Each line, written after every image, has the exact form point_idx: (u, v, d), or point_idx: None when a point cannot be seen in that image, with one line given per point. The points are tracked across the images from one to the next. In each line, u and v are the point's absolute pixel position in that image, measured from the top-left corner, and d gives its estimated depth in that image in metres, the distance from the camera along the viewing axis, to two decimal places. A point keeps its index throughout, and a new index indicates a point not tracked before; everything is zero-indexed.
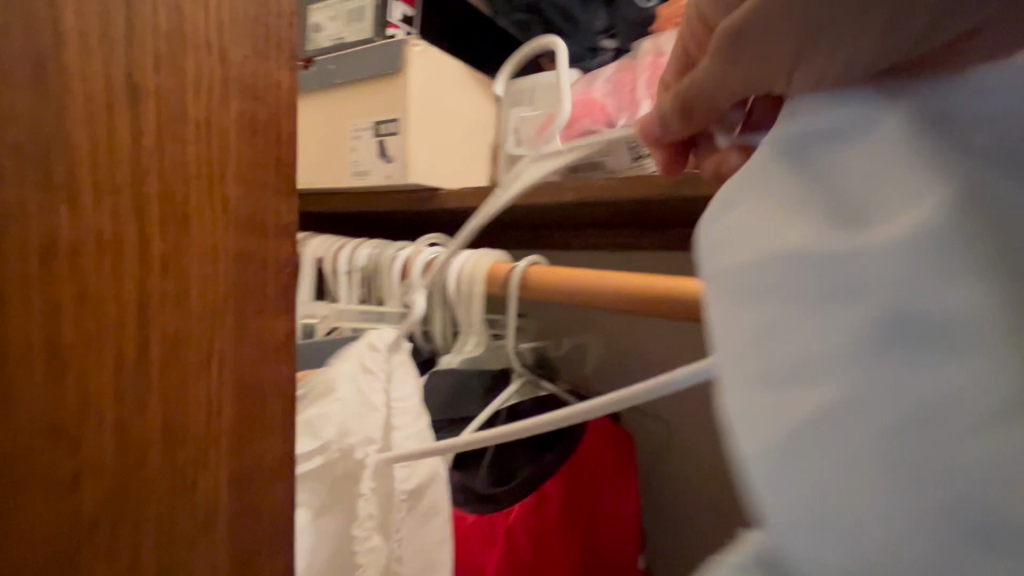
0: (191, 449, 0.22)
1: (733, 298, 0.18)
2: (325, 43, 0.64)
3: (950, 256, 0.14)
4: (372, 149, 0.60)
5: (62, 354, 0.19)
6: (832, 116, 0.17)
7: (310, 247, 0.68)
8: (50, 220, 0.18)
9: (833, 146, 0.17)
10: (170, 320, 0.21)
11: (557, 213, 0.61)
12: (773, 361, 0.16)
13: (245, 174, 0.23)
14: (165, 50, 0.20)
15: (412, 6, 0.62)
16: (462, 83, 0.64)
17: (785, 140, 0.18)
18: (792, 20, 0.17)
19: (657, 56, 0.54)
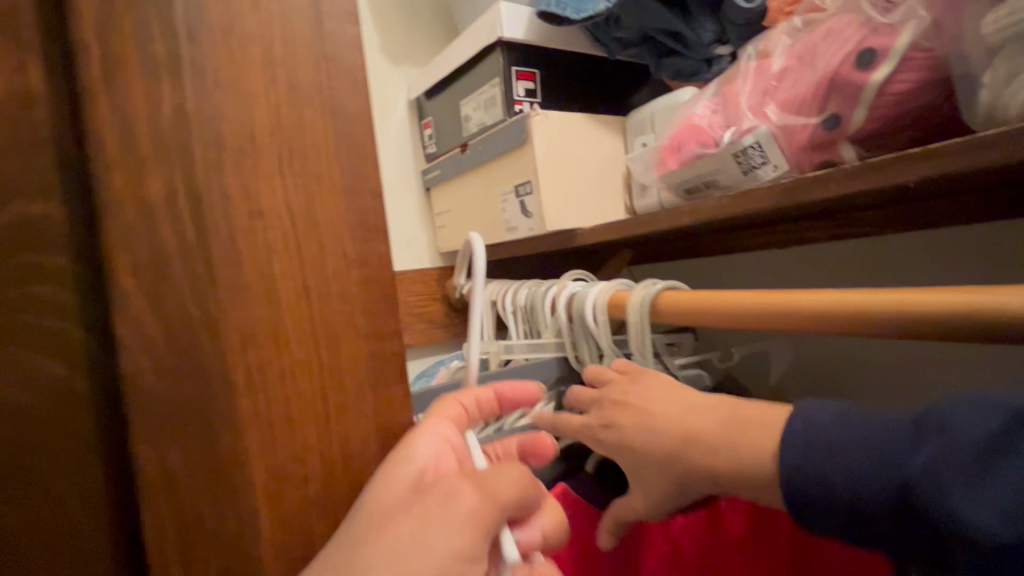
0: (280, 499, 0.25)
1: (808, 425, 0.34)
2: (473, 129, 0.79)
3: (953, 483, 0.27)
4: (517, 209, 0.72)
5: (263, 388, 0.25)
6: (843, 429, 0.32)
7: (487, 292, 0.84)
8: (177, 289, 0.23)
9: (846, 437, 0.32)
10: (256, 373, 0.24)
11: (695, 228, 0.63)
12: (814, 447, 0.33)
13: (260, 246, 0.24)
14: (294, 190, 0.25)
15: (533, 79, 0.72)
16: (586, 130, 0.71)
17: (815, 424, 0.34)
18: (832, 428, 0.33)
19: (764, 59, 0.53)
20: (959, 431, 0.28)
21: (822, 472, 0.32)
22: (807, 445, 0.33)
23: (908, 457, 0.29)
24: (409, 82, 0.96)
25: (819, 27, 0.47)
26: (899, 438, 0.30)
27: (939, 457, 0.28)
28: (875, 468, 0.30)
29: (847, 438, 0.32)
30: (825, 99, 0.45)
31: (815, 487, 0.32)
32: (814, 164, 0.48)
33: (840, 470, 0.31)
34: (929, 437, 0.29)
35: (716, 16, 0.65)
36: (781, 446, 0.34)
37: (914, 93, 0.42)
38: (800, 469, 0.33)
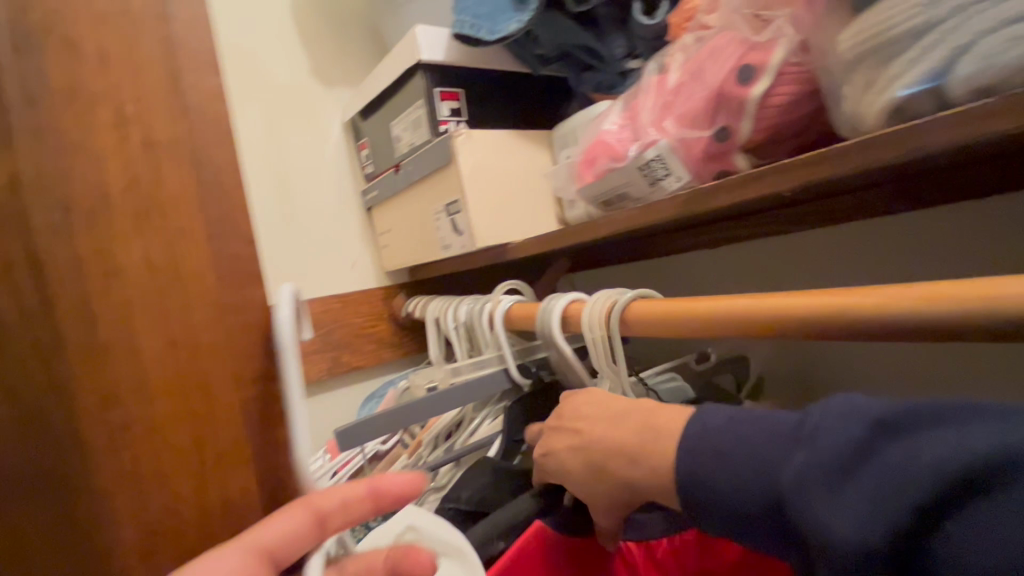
0: (133, 475, 0.29)
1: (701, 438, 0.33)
2: (405, 150, 0.80)
3: (837, 486, 0.26)
4: (449, 227, 0.73)
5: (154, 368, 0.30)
6: (735, 435, 0.31)
7: (430, 309, 0.84)
8: (146, 265, 0.29)
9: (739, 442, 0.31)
10: (118, 355, 0.28)
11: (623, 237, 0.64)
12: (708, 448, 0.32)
13: (144, 236, 0.28)
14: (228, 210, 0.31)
15: (457, 99, 0.73)
16: (511, 145, 0.72)
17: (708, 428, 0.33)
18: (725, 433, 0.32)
19: (663, 74, 0.55)
20: (826, 438, 0.27)
21: (705, 482, 0.32)
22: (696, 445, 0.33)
23: (772, 465, 0.29)
24: (343, 104, 0.96)
25: (706, 44, 0.50)
26: (779, 447, 0.30)
27: (800, 465, 0.28)
28: (745, 478, 0.30)
29: (725, 444, 0.32)
30: (714, 112, 0.48)
31: (697, 490, 0.32)
32: (712, 174, 0.50)
33: (722, 479, 0.31)
34: (793, 448, 0.29)
35: (626, 32, 0.67)
36: (676, 455, 0.33)
37: (791, 105, 0.45)
38: (690, 474, 0.32)
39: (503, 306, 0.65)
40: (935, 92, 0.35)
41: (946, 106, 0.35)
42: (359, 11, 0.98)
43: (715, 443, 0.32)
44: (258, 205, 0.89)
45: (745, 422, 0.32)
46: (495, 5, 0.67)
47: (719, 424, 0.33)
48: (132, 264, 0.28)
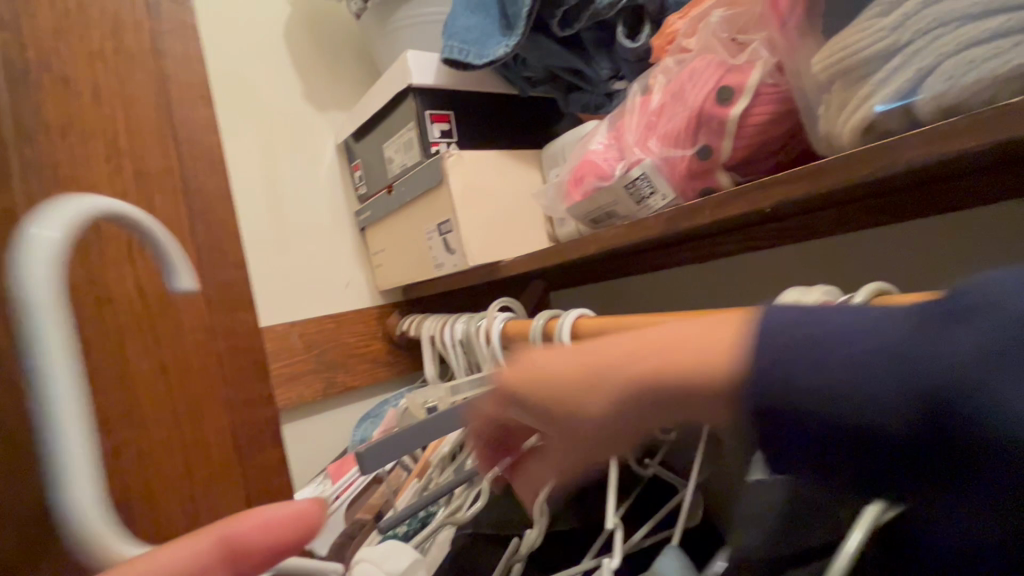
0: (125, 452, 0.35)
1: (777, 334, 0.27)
2: (397, 171, 0.81)
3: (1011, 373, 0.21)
4: (441, 246, 0.74)
5: (178, 366, 0.37)
6: (824, 331, 0.26)
7: (425, 328, 0.84)
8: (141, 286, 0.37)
9: (829, 344, 0.26)
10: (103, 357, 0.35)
11: (617, 253, 0.65)
12: (808, 358, 0.26)
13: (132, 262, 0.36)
14: (199, 239, 0.39)
15: (448, 121, 0.75)
16: (501, 166, 0.74)
17: (785, 329, 0.27)
18: (816, 351, 0.26)
19: (646, 95, 0.57)
20: (956, 333, 0.23)
21: (800, 396, 0.26)
22: (693, 387, 0.28)
23: (912, 370, 0.24)
24: (336, 127, 0.98)
25: (687, 66, 0.51)
26: (881, 333, 0.25)
27: (934, 365, 0.23)
28: (887, 396, 0.24)
29: (834, 353, 0.26)
30: (695, 132, 0.49)
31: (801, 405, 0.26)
32: (696, 191, 0.52)
33: (818, 391, 0.26)
34: (911, 346, 0.24)
35: (610, 55, 0.68)
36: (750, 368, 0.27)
37: (769, 124, 0.46)
38: (774, 393, 0.26)
39: (498, 324, 0.65)
40: (904, 111, 0.37)
41: (916, 124, 0.37)
42: (351, 36, 1.00)
43: (817, 350, 0.26)
44: (252, 227, 0.89)
45: (829, 326, 0.26)
46: (483, 30, 0.69)
47: (797, 317, 0.27)
48: (121, 287, 0.36)
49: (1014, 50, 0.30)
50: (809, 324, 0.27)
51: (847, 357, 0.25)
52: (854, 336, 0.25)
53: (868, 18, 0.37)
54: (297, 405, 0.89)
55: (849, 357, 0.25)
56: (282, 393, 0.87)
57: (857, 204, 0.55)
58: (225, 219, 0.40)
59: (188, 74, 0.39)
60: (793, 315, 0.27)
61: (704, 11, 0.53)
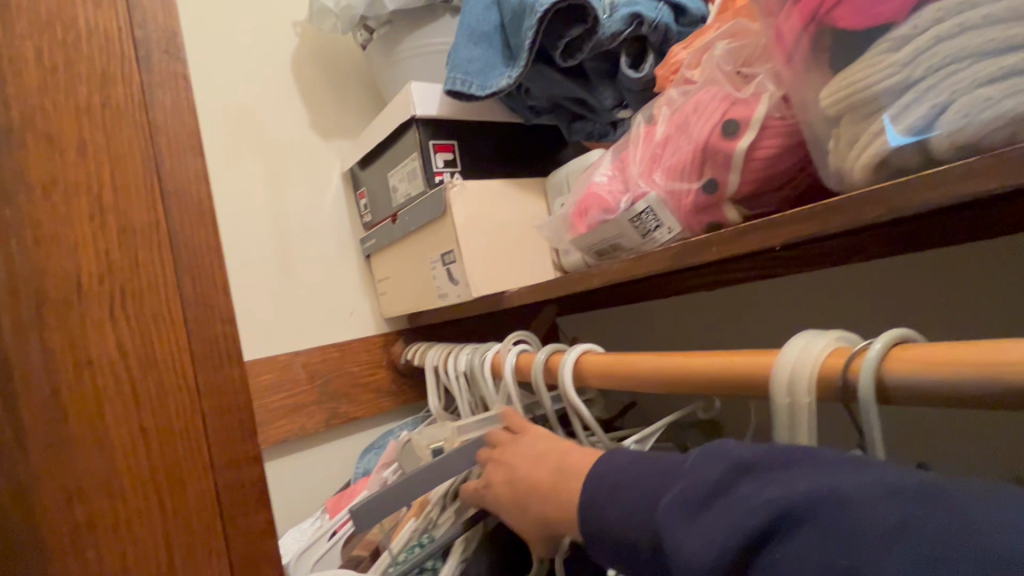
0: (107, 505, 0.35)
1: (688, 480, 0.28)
2: (401, 200, 0.80)
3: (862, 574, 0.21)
4: (445, 276, 0.73)
5: (162, 421, 0.37)
6: (733, 495, 0.26)
7: (429, 357, 0.83)
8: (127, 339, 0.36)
9: (733, 501, 0.26)
10: (90, 411, 0.35)
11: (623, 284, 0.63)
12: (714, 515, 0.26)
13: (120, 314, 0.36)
14: (192, 284, 0.38)
15: (452, 151, 0.74)
16: (506, 195, 0.73)
17: (689, 475, 0.28)
18: (716, 514, 0.26)
19: (650, 126, 0.56)
20: (855, 509, 0.23)
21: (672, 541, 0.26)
22: (618, 498, 0.31)
23: (802, 533, 0.23)
24: (342, 155, 0.98)
25: (691, 98, 0.51)
26: (792, 516, 0.24)
27: (839, 532, 0.22)
28: (790, 557, 0.23)
29: (746, 499, 0.25)
30: (701, 165, 0.48)
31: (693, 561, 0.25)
32: (703, 225, 0.50)
33: (711, 543, 0.25)
34: (818, 513, 0.23)
35: (614, 84, 0.68)
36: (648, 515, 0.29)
37: (777, 157, 0.45)
38: (669, 532, 0.27)
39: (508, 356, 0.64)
40: (918, 149, 0.35)
41: (931, 162, 0.35)
42: (358, 66, 1.01)
43: (720, 511, 0.26)
44: (257, 256, 0.89)
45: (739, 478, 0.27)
46: (486, 61, 0.69)
47: (706, 465, 0.28)
48: (107, 339, 0.36)
49: None
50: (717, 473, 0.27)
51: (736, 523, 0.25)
52: (753, 500, 0.25)
53: (876, 53, 0.36)
54: (299, 435, 0.88)
55: (739, 520, 0.25)
56: (285, 424, 0.86)
57: (873, 234, 0.53)
58: (220, 262, 0.39)
59: (185, 119, 0.39)
60: (707, 463, 0.28)
61: (709, 42, 0.52)
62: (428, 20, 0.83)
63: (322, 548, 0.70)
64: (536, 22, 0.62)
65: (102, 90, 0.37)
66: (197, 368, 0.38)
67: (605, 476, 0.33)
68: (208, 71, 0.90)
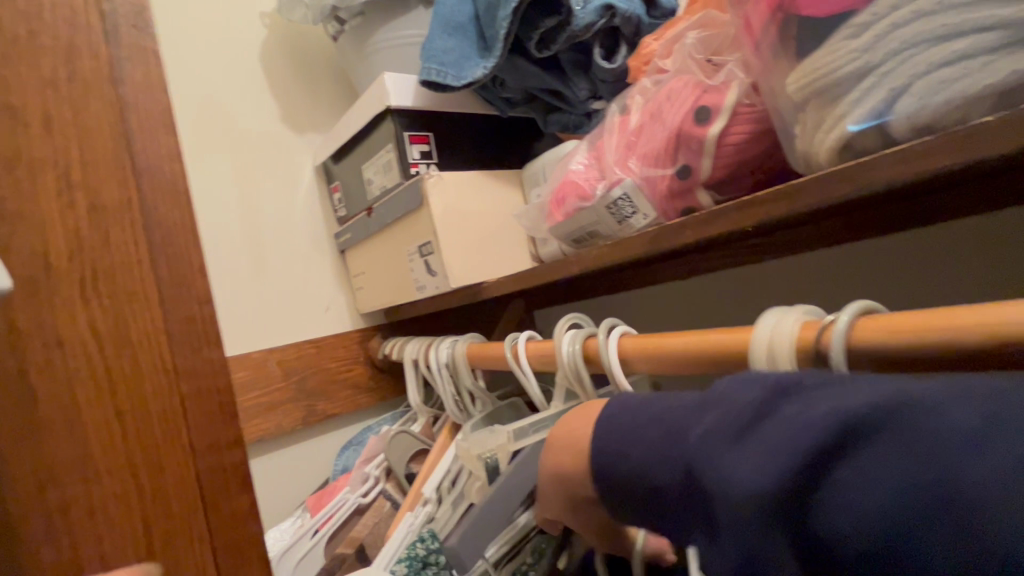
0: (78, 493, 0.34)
1: (727, 413, 0.26)
2: (376, 193, 0.79)
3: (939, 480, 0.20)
4: (423, 268, 0.72)
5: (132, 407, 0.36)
6: (784, 418, 0.24)
7: (408, 351, 0.82)
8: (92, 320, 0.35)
9: (779, 425, 0.24)
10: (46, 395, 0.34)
11: (601, 272, 0.64)
12: (769, 445, 0.24)
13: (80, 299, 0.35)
14: (162, 272, 0.37)
15: (427, 142, 0.74)
16: (484, 186, 0.73)
17: (730, 409, 0.26)
18: (761, 441, 0.24)
19: (624, 115, 0.57)
20: (935, 418, 0.21)
21: (713, 469, 0.25)
22: (641, 440, 0.30)
23: (880, 451, 0.21)
24: (314, 149, 0.96)
25: (664, 86, 0.52)
26: (851, 435, 0.22)
27: (922, 441, 0.20)
28: (858, 481, 0.21)
29: (799, 421, 0.24)
30: (675, 152, 0.49)
31: (737, 487, 0.24)
32: (677, 211, 0.52)
33: (762, 470, 0.24)
34: (884, 426, 0.22)
35: (588, 75, 0.69)
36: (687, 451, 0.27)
37: (747, 143, 0.46)
38: (710, 463, 0.26)
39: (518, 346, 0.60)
40: (878, 131, 0.37)
41: (891, 143, 0.37)
42: (329, 59, 0.99)
43: (770, 436, 0.24)
44: (227, 251, 0.87)
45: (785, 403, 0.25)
46: (461, 52, 0.69)
47: (743, 391, 0.27)
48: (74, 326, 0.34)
49: (983, 70, 0.31)
50: (757, 401, 0.26)
51: (788, 446, 0.23)
52: (806, 421, 0.24)
53: (839, 40, 0.37)
54: (274, 434, 0.86)
55: (788, 443, 0.24)
56: (259, 423, 0.84)
57: (840, 221, 0.55)
58: (193, 248, 0.38)
59: (154, 99, 0.38)
60: (751, 391, 0.27)
61: (680, 33, 0.54)
62: (402, 11, 0.82)
63: (303, 546, 0.69)
64: (511, 13, 0.62)
65: (64, 69, 0.35)
66: (175, 350, 0.37)
67: (624, 416, 0.32)
68: (173, 61, 0.87)
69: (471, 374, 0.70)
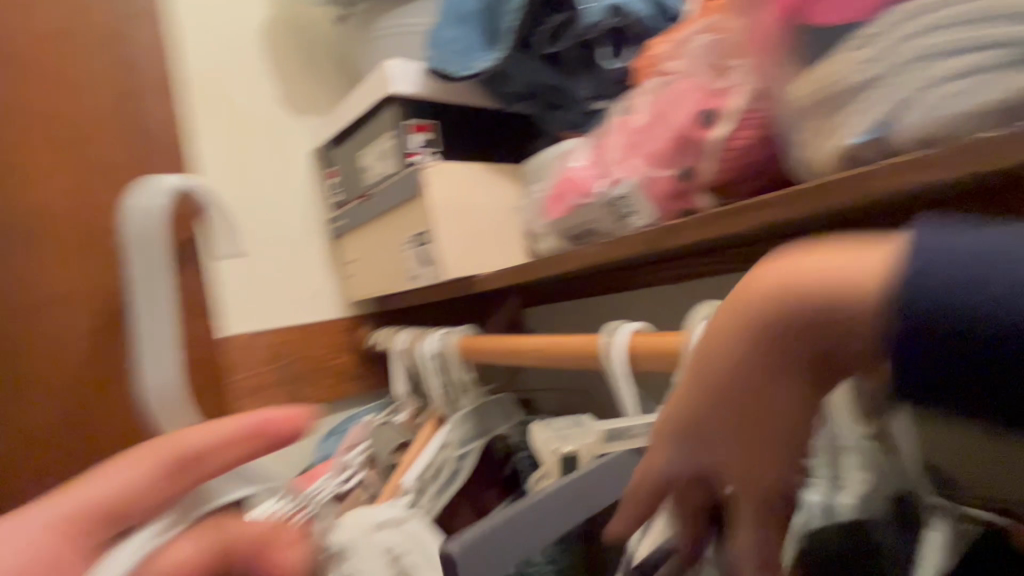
0: None
1: (923, 247, 0.23)
2: (374, 179, 0.78)
3: None
4: (417, 258, 0.72)
5: None
6: (988, 251, 0.21)
7: (397, 341, 0.82)
8: None
9: (997, 265, 0.21)
10: None
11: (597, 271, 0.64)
12: (957, 283, 0.21)
13: None
14: None
15: (428, 130, 0.73)
16: (483, 179, 0.73)
17: (924, 252, 0.23)
18: (948, 286, 0.21)
19: (628, 115, 0.57)
20: None
21: (964, 304, 0.21)
22: (814, 287, 0.26)
23: None
24: (312, 133, 0.95)
25: (670, 88, 0.52)
26: None
27: None
28: None
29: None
30: (678, 154, 0.49)
31: (931, 307, 0.22)
32: (677, 213, 0.52)
33: (948, 287, 0.21)
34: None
35: (592, 73, 0.67)
36: (900, 274, 0.23)
37: (750, 148, 0.46)
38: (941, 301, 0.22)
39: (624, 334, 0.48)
40: (881, 142, 0.37)
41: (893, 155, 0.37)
42: (332, 43, 0.98)
43: (970, 278, 0.21)
44: None
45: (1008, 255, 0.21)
46: (468, 42, 0.69)
47: (927, 233, 0.23)
48: None
49: (987, 86, 0.31)
50: (955, 240, 0.22)
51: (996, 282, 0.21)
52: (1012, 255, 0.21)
53: (847, 50, 0.37)
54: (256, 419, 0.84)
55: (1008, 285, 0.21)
56: (240, 406, 0.82)
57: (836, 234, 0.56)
58: None
59: None
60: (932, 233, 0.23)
61: (688, 36, 0.54)
62: None
63: None
64: (521, 6, 0.62)
65: None
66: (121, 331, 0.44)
67: (797, 273, 0.27)
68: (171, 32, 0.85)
69: (461, 366, 0.71)
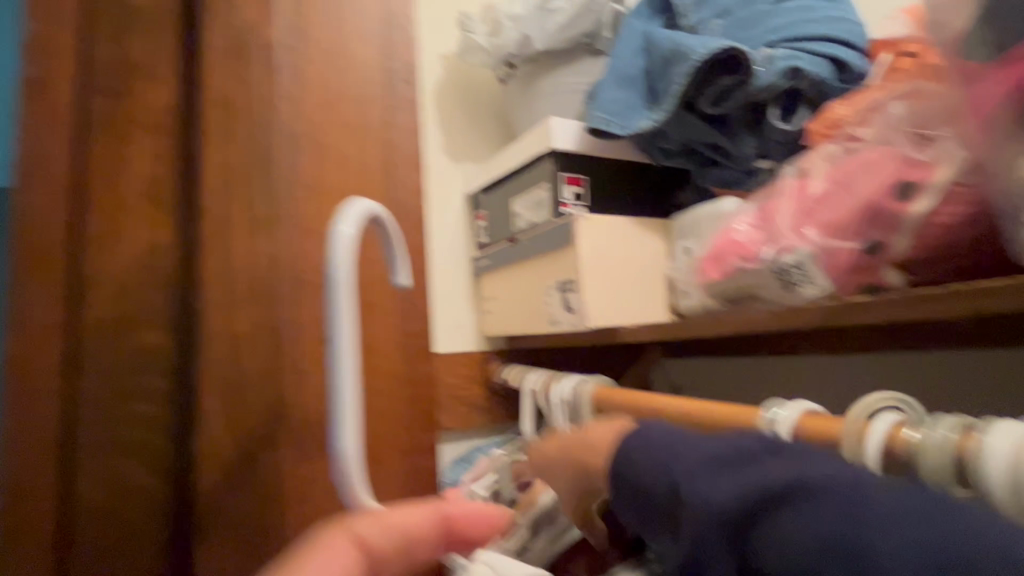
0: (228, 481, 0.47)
1: (661, 435, 0.31)
2: (523, 226, 0.84)
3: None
4: (560, 303, 0.74)
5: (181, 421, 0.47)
6: (731, 454, 0.27)
7: (528, 380, 0.83)
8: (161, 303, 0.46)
9: (728, 469, 0.26)
10: (117, 417, 0.44)
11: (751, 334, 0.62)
12: (735, 476, 0.25)
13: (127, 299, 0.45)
14: None
15: (580, 184, 0.77)
16: (631, 231, 0.74)
17: (634, 449, 0.32)
18: (710, 483, 0.26)
19: (803, 179, 0.55)
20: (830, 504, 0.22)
21: (685, 482, 0.27)
22: (650, 467, 0.30)
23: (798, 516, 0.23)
24: (467, 178, 1.03)
25: (857, 156, 0.49)
26: (802, 497, 0.23)
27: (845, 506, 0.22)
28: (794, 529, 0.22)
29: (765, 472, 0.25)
30: (864, 225, 0.46)
31: (774, 558, 0.23)
32: (857, 286, 0.48)
33: (727, 495, 0.25)
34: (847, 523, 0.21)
35: (758, 133, 0.68)
36: (641, 472, 0.30)
37: (958, 227, 0.42)
38: (691, 483, 0.26)
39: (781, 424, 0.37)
40: None
41: None
42: (491, 97, 1.07)
43: (729, 477, 0.26)
44: None
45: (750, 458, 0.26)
46: (629, 103, 0.71)
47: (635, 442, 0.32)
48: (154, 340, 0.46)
49: None
50: (648, 439, 0.32)
51: (700, 473, 0.27)
52: (739, 467, 0.26)
53: None
54: None
55: (700, 471, 0.27)
56: None
57: None
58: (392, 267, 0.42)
59: None
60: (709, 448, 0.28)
61: (881, 102, 0.51)
62: (570, 59, 0.87)
63: None
64: (690, 71, 0.64)
65: None
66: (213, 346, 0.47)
67: (637, 446, 0.32)
68: None
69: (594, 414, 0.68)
